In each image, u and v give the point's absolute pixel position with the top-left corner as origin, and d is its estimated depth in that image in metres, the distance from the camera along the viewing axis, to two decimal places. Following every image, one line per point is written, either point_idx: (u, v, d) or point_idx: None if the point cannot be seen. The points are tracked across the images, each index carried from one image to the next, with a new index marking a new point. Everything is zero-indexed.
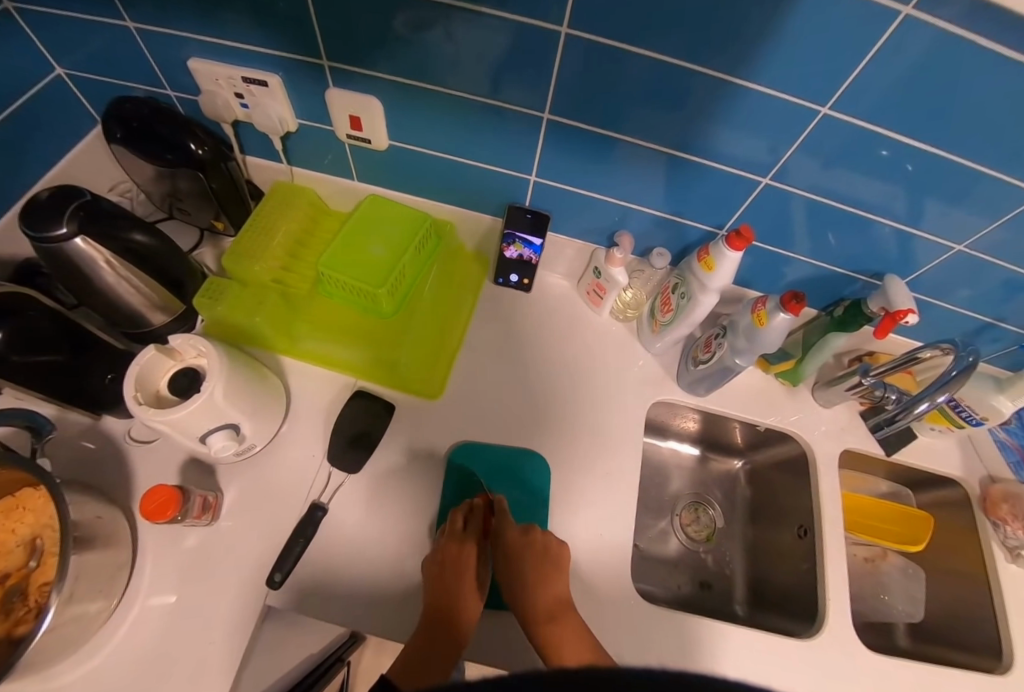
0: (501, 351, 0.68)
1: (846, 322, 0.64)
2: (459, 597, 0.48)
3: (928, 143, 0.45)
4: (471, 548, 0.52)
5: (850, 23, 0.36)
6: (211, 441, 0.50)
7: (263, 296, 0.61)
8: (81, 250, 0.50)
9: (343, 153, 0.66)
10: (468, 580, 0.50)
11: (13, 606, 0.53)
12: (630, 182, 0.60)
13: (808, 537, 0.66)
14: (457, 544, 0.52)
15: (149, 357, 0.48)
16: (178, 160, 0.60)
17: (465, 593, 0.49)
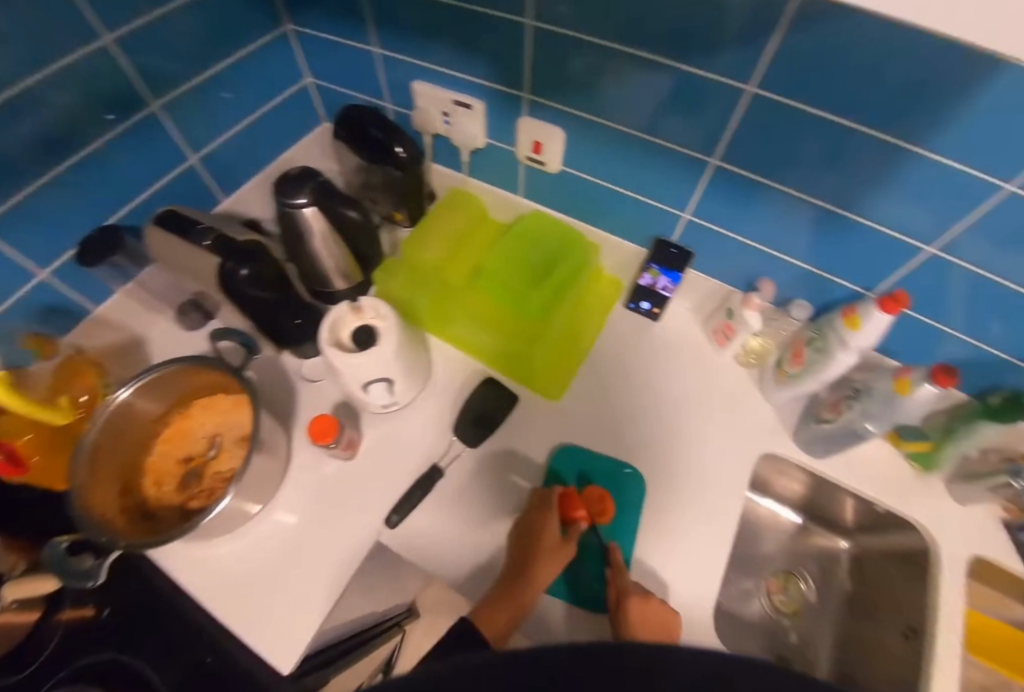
0: (623, 370, 0.71)
1: (1002, 413, 0.59)
2: (534, 559, 0.53)
3: None
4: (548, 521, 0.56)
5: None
6: (371, 388, 0.60)
7: (427, 281, 0.71)
8: (307, 218, 0.64)
9: (516, 170, 0.75)
10: (545, 540, 0.54)
11: (189, 484, 0.67)
12: (778, 231, 0.61)
13: (917, 641, 0.61)
14: (538, 510, 0.58)
15: (341, 309, 0.60)
16: (383, 159, 0.74)
17: (539, 556, 0.53)
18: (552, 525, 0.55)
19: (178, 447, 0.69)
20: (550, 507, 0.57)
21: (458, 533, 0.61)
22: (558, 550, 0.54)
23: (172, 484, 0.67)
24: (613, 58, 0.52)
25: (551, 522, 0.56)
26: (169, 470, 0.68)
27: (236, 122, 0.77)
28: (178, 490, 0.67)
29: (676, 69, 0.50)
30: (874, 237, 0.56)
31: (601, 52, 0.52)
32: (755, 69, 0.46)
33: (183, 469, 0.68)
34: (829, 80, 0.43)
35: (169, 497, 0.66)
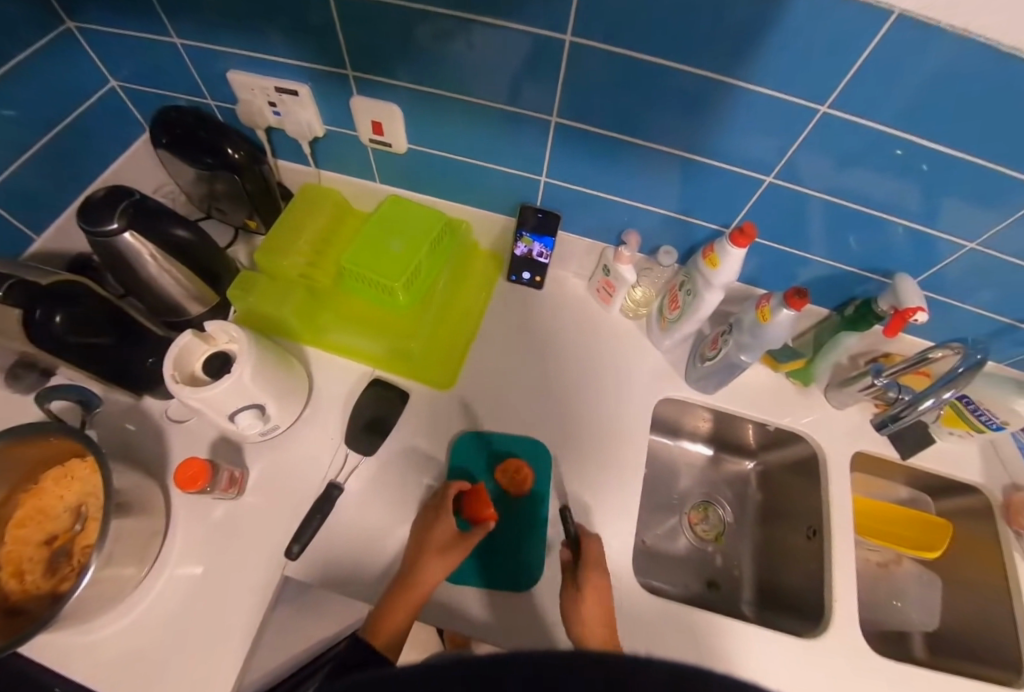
0: (515, 343, 0.72)
1: (857, 322, 0.64)
2: (423, 557, 0.51)
3: (930, 139, 0.45)
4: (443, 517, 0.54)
5: (841, 22, 0.36)
6: (239, 419, 0.54)
7: (292, 290, 0.66)
8: (130, 245, 0.55)
9: (366, 157, 0.70)
10: (438, 536, 0.53)
11: (59, 565, 0.58)
12: (635, 182, 0.61)
13: (817, 538, 0.66)
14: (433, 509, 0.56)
15: (187, 341, 0.53)
16: (215, 163, 0.65)
17: (429, 554, 0.51)
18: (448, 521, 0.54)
19: (37, 529, 0.60)
20: (446, 503, 0.55)
21: (369, 546, 0.58)
22: (450, 542, 0.52)
23: (37, 572, 0.57)
24: (420, 18, 0.47)
25: (445, 518, 0.54)
26: (29, 557, 0.58)
27: (30, 145, 0.64)
28: (46, 575, 0.57)
29: (489, 25, 0.46)
30: (721, 172, 0.57)
31: (405, 15, 0.47)
32: (568, 18, 0.43)
33: (48, 551, 0.59)
34: (642, 23, 0.41)
35: (38, 584, 0.57)
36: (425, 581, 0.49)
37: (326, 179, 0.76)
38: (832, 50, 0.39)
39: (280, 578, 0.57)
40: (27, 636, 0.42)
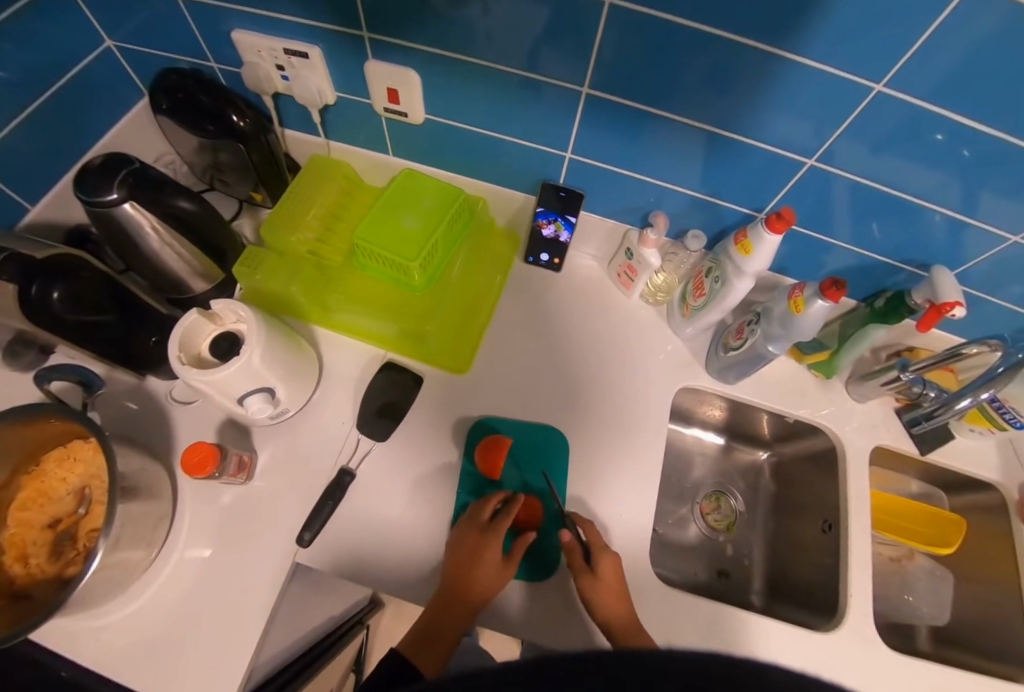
0: (531, 328, 0.70)
1: (887, 314, 0.61)
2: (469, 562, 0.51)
3: (984, 125, 0.43)
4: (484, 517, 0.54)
5: None
6: (248, 403, 0.52)
7: (299, 268, 0.63)
8: (130, 215, 0.52)
9: (379, 128, 0.66)
10: (486, 565, 0.51)
11: (63, 549, 0.57)
12: (665, 161, 0.58)
13: (833, 532, 0.65)
14: (477, 532, 0.54)
15: (192, 320, 0.50)
16: (219, 131, 0.61)
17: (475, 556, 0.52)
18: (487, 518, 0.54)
19: (40, 512, 0.58)
20: (494, 530, 0.53)
21: (381, 533, 0.57)
22: (500, 573, 0.52)
23: (40, 555, 0.56)
24: None
25: (493, 546, 0.52)
26: (32, 540, 0.57)
27: (23, 107, 0.60)
28: (51, 559, 0.56)
29: None
30: (757, 153, 0.54)
31: None
32: None
33: (51, 535, 0.57)
34: None
35: (43, 569, 0.55)
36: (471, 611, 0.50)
37: (335, 151, 0.73)
38: (887, 24, 0.36)
39: (291, 565, 0.56)
40: (36, 623, 0.41)
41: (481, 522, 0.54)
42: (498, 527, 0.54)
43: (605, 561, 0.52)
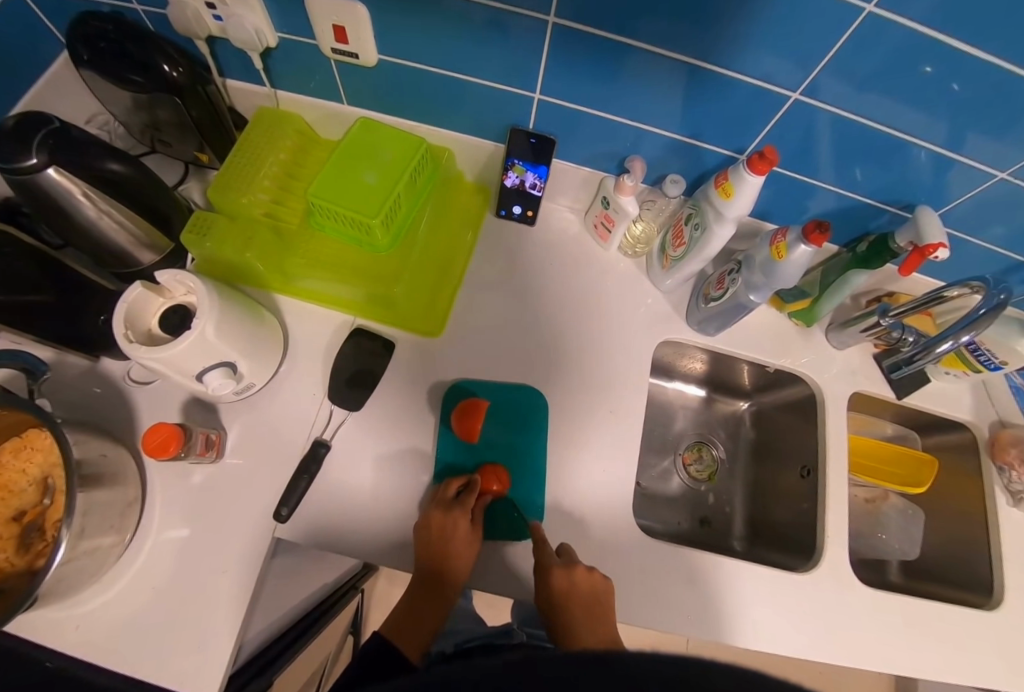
0: (505, 287, 0.67)
1: (869, 259, 0.60)
2: (445, 554, 0.52)
3: (979, 50, 0.39)
4: (456, 517, 0.53)
5: None
6: (207, 380, 0.49)
7: (254, 232, 0.58)
8: (56, 182, 0.46)
9: (329, 72, 0.60)
10: (458, 541, 0.52)
11: (32, 541, 0.55)
12: (641, 100, 0.54)
13: (811, 477, 0.67)
14: (441, 511, 0.53)
15: (136, 294, 0.46)
16: (151, 83, 0.54)
17: (450, 549, 0.52)
18: (449, 497, 0.55)
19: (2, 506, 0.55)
20: (460, 507, 0.54)
21: (361, 504, 0.56)
22: (472, 543, 0.54)
23: (7, 550, 0.54)
24: None
25: (462, 521, 0.53)
26: None
27: None
28: (20, 553, 0.54)
29: None
30: (740, 89, 0.50)
31: None
32: None
33: (17, 528, 0.55)
34: None
35: (12, 563, 0.53)
36: (450, 587, 0.52)
37: (284, 101, 0.66)
38: None
39: (271, 540, 0.55)
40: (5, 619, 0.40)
41: (448, 501, 0.54)
42: (467, 504, 0.54)
43: (561, 575, 0.50)
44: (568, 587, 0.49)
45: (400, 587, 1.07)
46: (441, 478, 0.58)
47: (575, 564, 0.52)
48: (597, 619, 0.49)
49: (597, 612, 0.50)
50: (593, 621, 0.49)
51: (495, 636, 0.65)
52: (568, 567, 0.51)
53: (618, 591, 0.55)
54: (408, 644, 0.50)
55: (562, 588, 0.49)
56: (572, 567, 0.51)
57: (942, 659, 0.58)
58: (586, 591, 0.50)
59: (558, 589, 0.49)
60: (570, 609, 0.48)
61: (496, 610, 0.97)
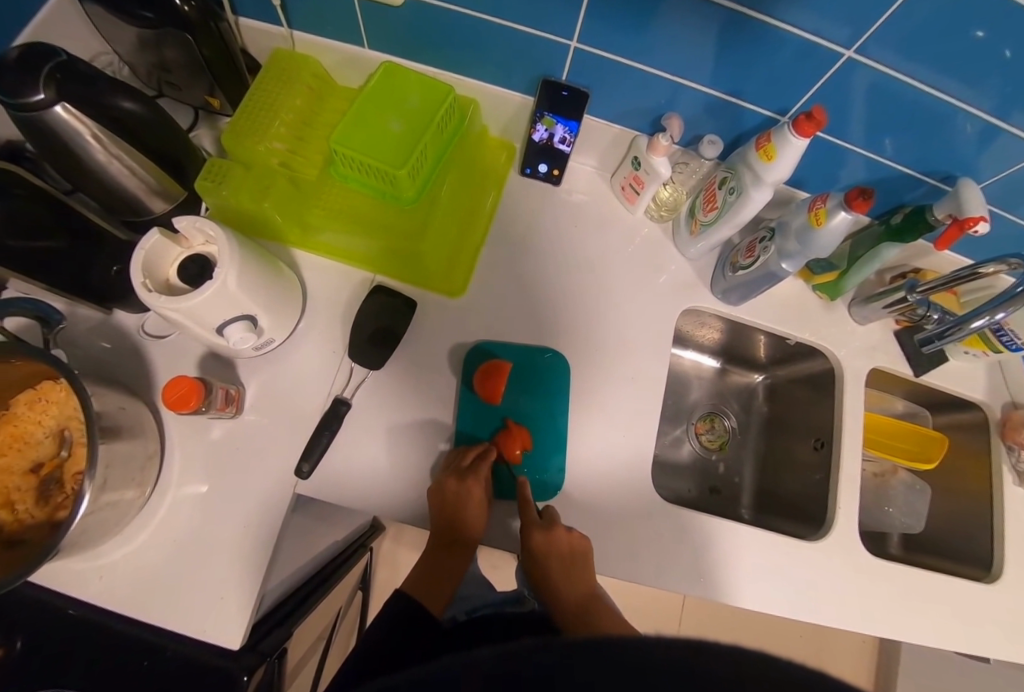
0: (528, 246, 0.66)
1: (902, 231, 0.59)
2: (463, 516, 0.53)
3: None
4: (470, 485, 0.52)
5: None
6: (228, 333, 0.48)
7: (271, 181, 0.56)
8: (65, 122, 0.43)
9: (352, 12, 0.56)
10: (473, 505, 0.53)
11: (51, 493, 0.54)
12: (686, 53, 0.51)
13: (824, 449, 0.67)
14: (455, 480, 0.53)
15: (153, 243, 0.44)
16: (163, 20, 0.50)
17: (465, 514, 0.53)
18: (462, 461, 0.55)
19: (19, 457, 0.55)
20: (474, 476, 0.53)
21: (382, 460, 0.57)
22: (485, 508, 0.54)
23: (27, 501, 0.54)
24: None
25: (477, 487, 0.53)
26: (14, 486, 0.54)
27: None
28: (40, 504, 0.54)
29: None
30: (792, 46, 0.47)
31: None
32: None
33: (36, 480, 0.55)
34: None
35: (31, 514, 0.53)
36: (466, 546, 0.53)
37: (300, 43, 0.62)
38: None
39: (292, 495, 0.56)
40: (32, 566, 0.40)
41: (462, 469, 0.54)
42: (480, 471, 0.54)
43: (539, 536, 0.50)
44: (547, 548, 0.50)
45: (407, 546, 1.10)
46: (461, 438, 0.58)
47: (556, 524, 0.52)
48: (576, 576, 0.50)
49: (577, 569, 0.51)
50: (571, 577, 0.50)
51: (507, 602, 0.65)
52: (548, 529, 0.51)
53: (631, 555, 0.56)
54: (431, 602, 0.52)
55: (540, 552, 0.50)
56: (552, 529, 0.51)
57: (939, 627, 0.61)
58: (565, 551, 0.50)
59: (535, 550, 0.50)
60: (550, 566, 0.50)
61: (501, 570, 1.00)
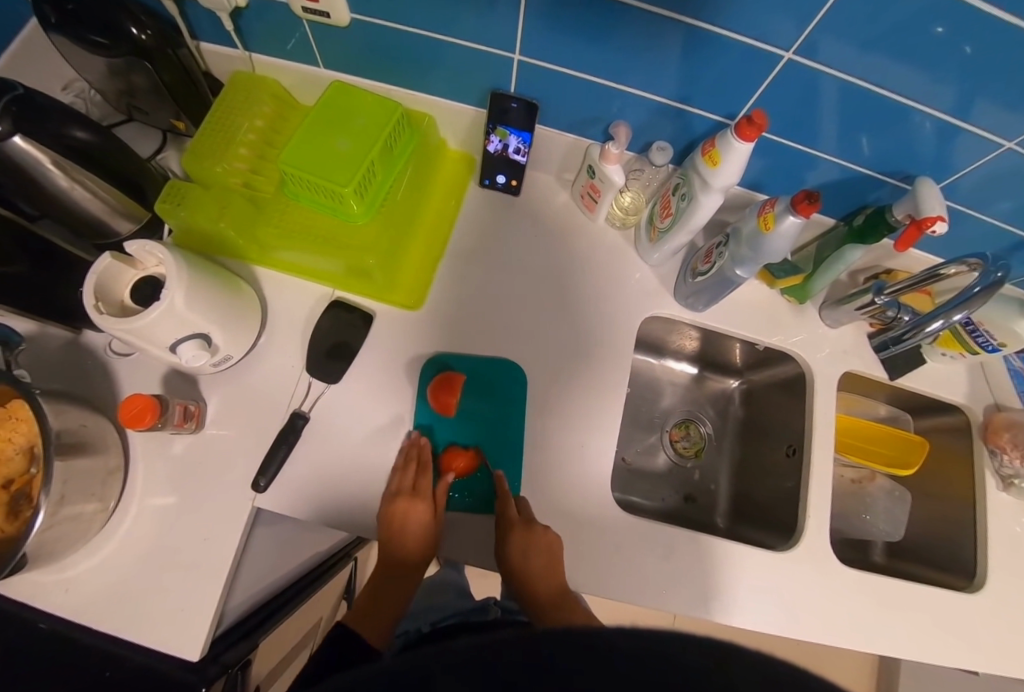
0: (489, 256, 0.66)
1: (864, 233, 0.58)
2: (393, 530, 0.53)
3: (988, 7, 0.36)
4: (400, 500, 0.53)
5: None
6: (181, 351, 0.49)
7: (229, 200, 0.57)
8: (23, 151, 0.45)
9: (305, 34, 0.57)
10: (403, 519, 0.53)
11: (20, 508, 0.56)
12: (629, 61, 0.51)
13: (796, 456, 0.66)
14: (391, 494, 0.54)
15: (105, 265, 0.46)
16: (119, 46, 0.52)
17: (395, 528, 0.53)
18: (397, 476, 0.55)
19: None
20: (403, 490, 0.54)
21: (340, 473, 0.57)
22: (418, 521, 0.54)
23: None
24: None
25: (405, 502, 0.53)
26: None
27: None
28: (9, 519, 0.55)
29: None
30: (730, 50, 0.47)
31: None
32: None
33: (6, 495, 0.56)
34: None
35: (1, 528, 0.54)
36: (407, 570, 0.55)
37: (260, 65, 0.64)
38: None
39: (251, 510, 0.56)
40: None
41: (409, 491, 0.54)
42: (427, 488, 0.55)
43: (520, 536, 0.52)
44: (527, 548, 0.51)
45: None
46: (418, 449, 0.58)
47: (535, 522, 0.53)
48: (554, 570, 0.53)
49: (551, 566, 0.53)
50: (549, 574, 0.52)
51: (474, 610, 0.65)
52: (528, 528, 0.52)
53: (590, 567, 0.56)
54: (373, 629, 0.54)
55: (521, 551, 0.51)
56: (531, 529, 0.52)
57: (919, 640, 0.59)
58: (542, 548, 0.52)
59: (515, 555, 0.51)
60: (528, 567, 0.51)
61: (483, 581, 1.00)
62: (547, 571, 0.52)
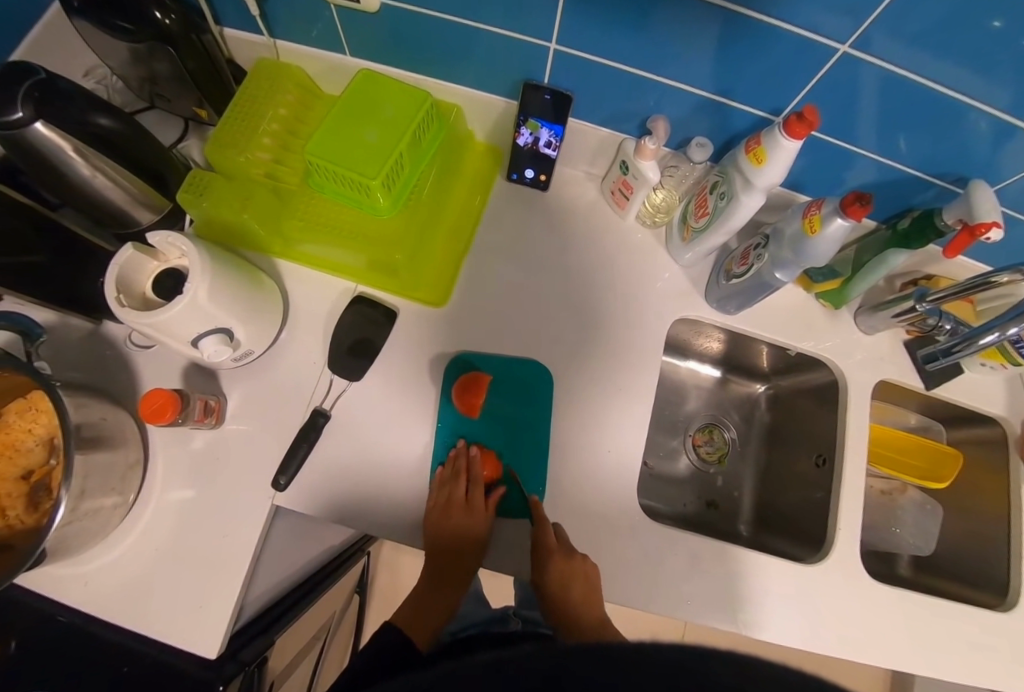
0: (515, 253, 0.64)
1: (909, 237, 0.55)
2: (439, 532, 0.53)
3: None
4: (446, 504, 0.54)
5: None
6: (203, 346, 0.48)
7: (253, 192, 0.56)
8: (47, 138, 0.44)
9: (332, 20, 0.55)
10: (450, 519, 0.53)
11: (40, 499, 0.55)
12: (672, 54, 0.49)
13: (826, 466, 0.64)
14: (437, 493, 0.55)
15: (127, 257, 0.44)
16: (142, 31, 0.50)
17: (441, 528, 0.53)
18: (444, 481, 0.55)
19: (10, 464, 0.56)
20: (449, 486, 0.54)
21: (361, 472, 0.56)
22: (464, 519, 0.54)
23: (17, 507, 0.55)
24: None
25: (452, 505, 0.54)
26: (5, 492, 0.55)
27: None
28: (29, 510, 0.55)
29: None
30: (783, 43, 0.44)
31: None
32: None
33: (26, 486, 0.56)
34: None
35: (21, 520, 0.54)
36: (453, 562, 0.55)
37: (284, 52, 0.62)
38: None
39: (270, 506, 0.56)
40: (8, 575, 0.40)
41: (444, 504, 0.54)
42: (461, 496, 0.54)
43: (559, 565, 0.50)
44: (567, 576, 0.50)
45: (405, 551, 1.10)
46: (441, 450, 0.57)
47: (573, 551, 0.51)
48: (593, 601, 0.51)
49: (589, 596, 0.51)
50: (588, 604, 0.50)
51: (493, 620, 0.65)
52: (568, 558, 0.51)
53: (614, 576, 0.54)
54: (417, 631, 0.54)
55: (561, 579, 0.49)
56: (570, 558, 0.50)
57: (949, 660, 0.57)
58: (580, 577, 0.51)
59: (554, 580, 0.49)
60: (567, 595, 0.50)
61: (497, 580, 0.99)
62: (586, 601, 0.50)
